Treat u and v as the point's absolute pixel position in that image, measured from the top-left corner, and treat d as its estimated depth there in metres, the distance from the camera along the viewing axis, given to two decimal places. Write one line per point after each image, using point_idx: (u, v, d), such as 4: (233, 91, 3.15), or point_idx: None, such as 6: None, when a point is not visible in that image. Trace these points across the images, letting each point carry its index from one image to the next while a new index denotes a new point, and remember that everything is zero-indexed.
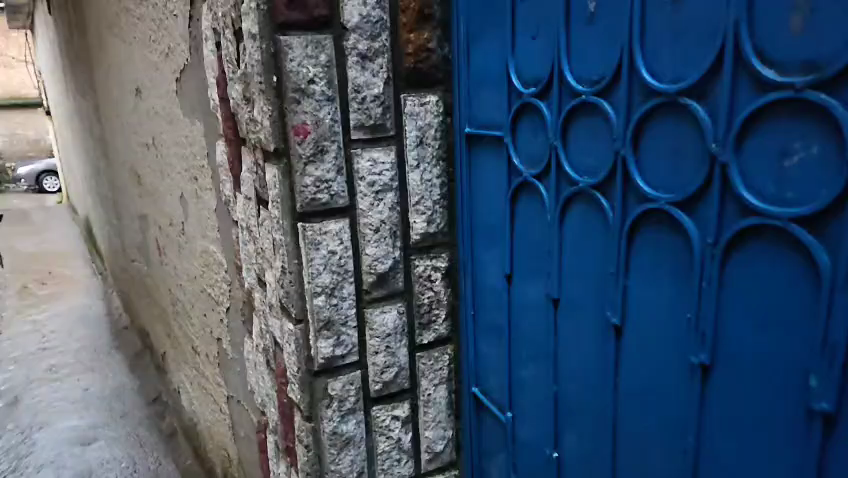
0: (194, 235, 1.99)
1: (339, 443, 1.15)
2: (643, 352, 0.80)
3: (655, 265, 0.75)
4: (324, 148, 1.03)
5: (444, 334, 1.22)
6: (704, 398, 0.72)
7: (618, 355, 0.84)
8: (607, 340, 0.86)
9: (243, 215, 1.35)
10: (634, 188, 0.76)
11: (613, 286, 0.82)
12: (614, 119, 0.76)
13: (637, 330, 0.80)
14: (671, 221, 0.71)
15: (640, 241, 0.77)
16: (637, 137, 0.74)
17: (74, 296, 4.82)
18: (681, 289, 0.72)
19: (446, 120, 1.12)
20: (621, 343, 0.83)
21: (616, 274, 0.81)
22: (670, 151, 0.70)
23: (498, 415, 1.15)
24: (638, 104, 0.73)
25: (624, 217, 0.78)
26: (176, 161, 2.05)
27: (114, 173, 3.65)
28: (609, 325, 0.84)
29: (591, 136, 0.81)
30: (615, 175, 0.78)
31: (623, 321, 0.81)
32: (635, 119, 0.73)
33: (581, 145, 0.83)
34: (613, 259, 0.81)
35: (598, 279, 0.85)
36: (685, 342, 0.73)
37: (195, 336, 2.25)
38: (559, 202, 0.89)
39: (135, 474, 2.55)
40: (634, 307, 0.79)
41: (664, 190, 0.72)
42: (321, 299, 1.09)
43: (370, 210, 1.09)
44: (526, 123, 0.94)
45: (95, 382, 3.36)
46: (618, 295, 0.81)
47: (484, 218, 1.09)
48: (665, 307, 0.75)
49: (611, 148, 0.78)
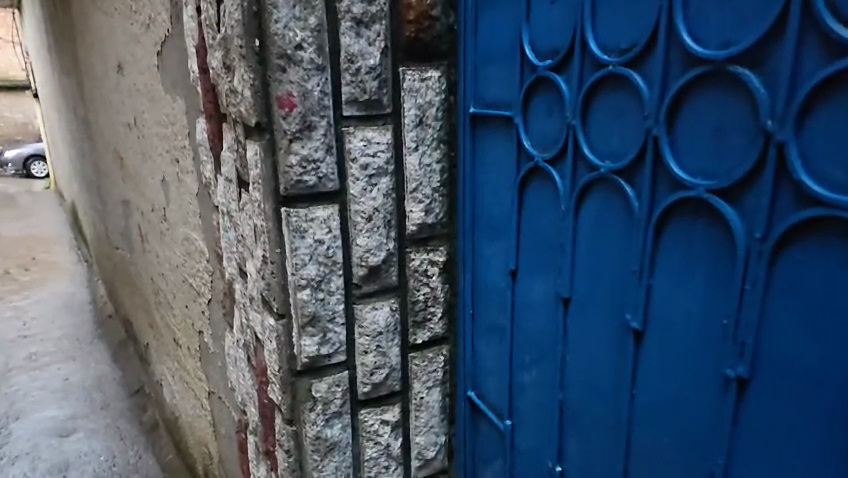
0: (176, 222, 1.88)
1: (322, 450, 1.04)
2: (666, 362, 0.69)
3: (686, 263, 0.65)
4: (313, 125, 0.92)
5: (439, 334, 1.12)
6: (738, 417, 0.62)
7: (636, 364, 0.74)
8: (623, 348, 0.75)
9: (224, 199, 1.23)
10: (666, 173, 0.66)
11: (635, 286, 0.72)
12: (646, 94, 0.66)
13: (661, 336, 0.69)
14: (710, 211, 0.61)
15: (669, 235, 0.66)
16: (673, 115, 0.64)
17: (57, 283, 4.67)
18: (718, 291, 0.62)
19: (449, 98, 1.01)
20: (640, 350, 0.73)
21: (638, 272, 0.71)
22: (713, 130, 0.60)
23: (496, 423, 1.05)
24: (676, 75, 0.63)
25: (652, 206, 0.68)
26: (158, 141, 1.92)
27: (98, 156, 3.50)
28: (627, 329, 0.74)
29: (618, 114, 0.71)
30: (645, 158, 0.68)
31: (644, 326, 0.71)
32: (671, 93, 0.63)
33: (605, 124, 0.73)
34: (636, 254, 0.71)
35: (617, 277, 0.74)
36: (718, 352, 0.63)
37: (177, 327, 2.14)
38: (576, 189, 0.79)
39: (114, 467, 2.43)
40: (658, 310, 0.69)
41: (704, 176, 0.62)
42: (307, 293, 0.98)
43: (362, 196, 0.99)
44: (540, 100, 0.83)
45: (77, 372, 3.22)
46: (640, 296, 0.71)
47: (488, 208, 0.99)
48: (695, 312, 0.65)
49: (642, 127, 0.68)
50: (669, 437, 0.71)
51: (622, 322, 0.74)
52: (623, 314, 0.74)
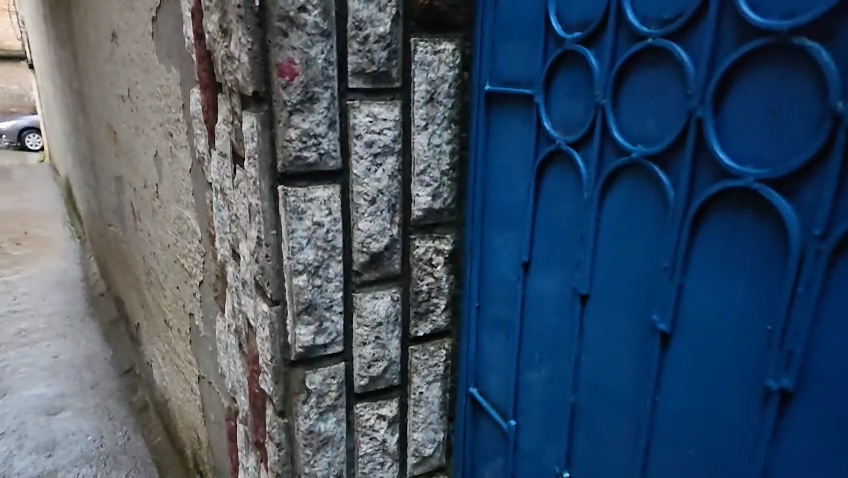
0: (168, 200, 1.80)
1: (315, 444, 0.99)
2: (695, 370, 0.63)
3: (726, 263, 0.58)
4: (315, 96, 0.85)
5: (442, 327, 1.06)
6: (778, 437, 0.55)
7: (662, 371, 0.67)
8: (647, 351, 0.69)
9: (218, 175, 1.16)
10: (708, 160, 0.58)
11: (665, 284, 0.65)
12: (690, 70, 0.59)
13: (691, 342, 0.63)
14: (761, 204, 0.54)
15: (708, 229, 0.59)
16: (721, 94, 0.56)
17: (49, 258, 4.58)
18: (762, 293, 0.55)
19: (463, 75, 0.94)
20: (666, 355, 0.66)
21: (669, 270, 0.64)
22: (769, 112, 0.52)
23: (499, 423, 1.00)
24: (727, 49, 0.55)
25: (690, 197, 0.61)
26: (151, 115, 1.84)
27: (92, 131, 3.40)
28: (653, 331, 0.67)
29: (655, 92, 0.63)
30: (684, 143, 0.60)
31: (672, 329, 0.64)
32: (721, 69, 0.56)
33: (639, 104, 0.66)
34: (668, 249, 0.64)
35: (645, 275, 0.67)
36: (759, 362, 0.56)
37: (168, 308, 2.07)
38: (602, 176, 0.72)
39: (100, 448, 2.37)
40: (690, 314, 0.62)
41: (754, 164, 0.54)
42: (303, 279, 0.92)
43: (365, 176, 0.92)
44: (566, 77, 0.76)
45: (67, 349, 3.16)
46: (671, 296, 0.64)
47: (500, 196, 0.93)
48: (734, 316, 0.58)
49: (683, 108, 0.60)
50: (693, 450, 0.65)
51: (648, 323, 0.68)
52: (648, 317, 0.68)
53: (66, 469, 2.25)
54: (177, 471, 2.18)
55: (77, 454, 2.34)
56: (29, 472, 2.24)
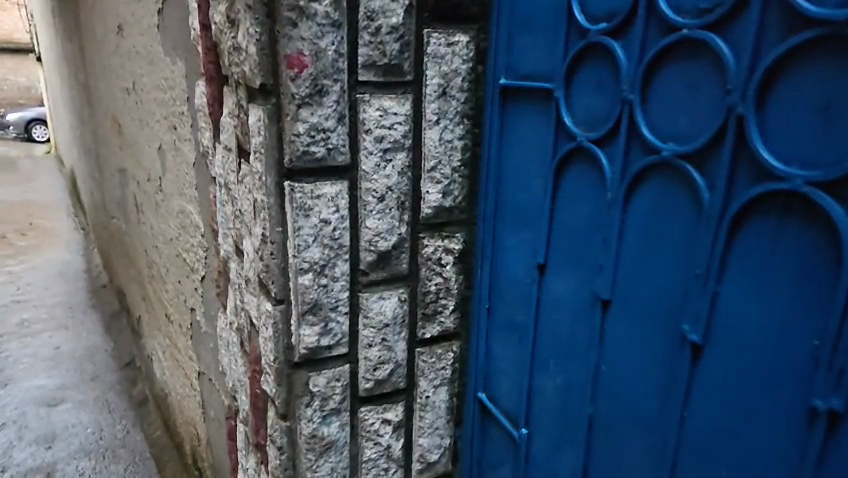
0: (171, 193, 1.78)
1: (318, 448, 0.96)
2: (730, 384, 0.60)
3: (768, 273, 0.55)
4: (324, 89, 0.82)
5: (450, 329, 1.03)
6: (824, 460, 0.52)
7: (692, 386, 0.64)
8: (675, 363, 0.65)
9: (222, 170, 1.13)
10: (748, 161, 0.55)
11: (698, 292, 0.61)
12: (730, 63, 0.55)
13: (726, 355, 0.59)
14: (808, 210, 0.51)
15: (748, 235, 0.56)
16: (765, 90, 0.53)
17: (52, 249, 4.58)
18: (809, 307, 0.52)
19: (477, 68, 0.91)
20: (697, 369, 0.63)
21: (703, 277, 0.60)
22: (820, 110, 0.49)
23: (509, 430, 0.97)
24: (773, 42, 0.52)
25: (727, 201, 0.57)
26: (156, 107, 1.82)
27: (98, 123, 3.39)
28: (683, 342, 0.64)
29: (689, 87, 0.60)
30: (721, 142, 0.57)
31: (705, 341, 0.61)
32: (765, 63, 0.52)
33: (670, 100, 0.62)
34: (701, 255, 0.60)
35: (674, 282, 0.64)
36: (803, 379, 0.53)
37: (170, 302, 2.05)
38: (627, 175, 0.69)
39: (100, 441, 2.35)
40: (725, 327, 0.59)
41: (801, 166, 0.51)
42: (308, 278, 0.89)
43: (374, 173, 0.89)
44: (589, 71, 0.73)
45: (68, 341, 3.14)
46: (705, 306, 0.61)
47: (515, 196, 0.90)
48: (776, 329, 0.54)
49: (721, 104, 0.57)
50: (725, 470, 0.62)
51: (677, 334, 0.65)
52: (677, 328, 0.65)
53: (65, 461, 2.23)
54: (175, 466, 2.15)
55: (76, 447, 2.32)
56: (27, 464, 2.22)
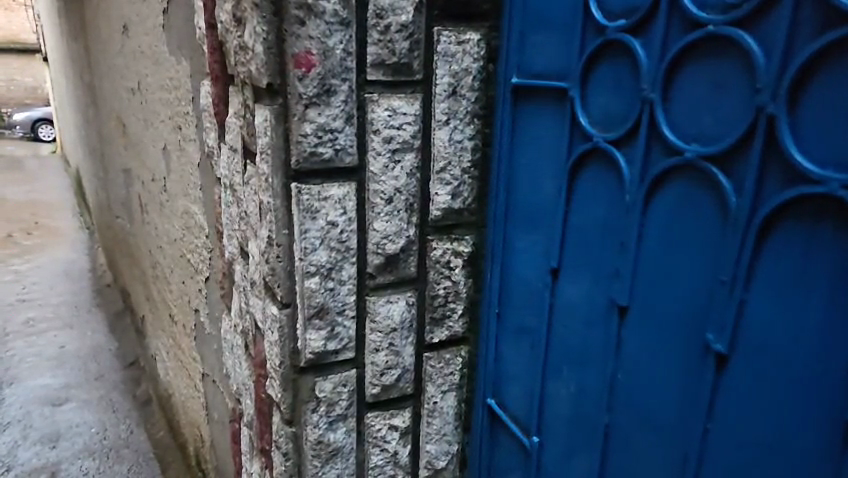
0: (175, 194, 1.77)
1: (324, 455, 0.94)
2: (757, 394, 0.59)
3: (798, 280, 0.54)
4: (332, 89, 0.81)
5: (459, 333, 1.01)
6: None
7: (716, 395, 0.63)
8: (698, 372, 0.65)
9: (227, 170, 1.12)
10: (778, 163, 0.55)
11: (723, 299, 0.61)
12: (760, 61, 0.55)
13: (754, 363, 0.59)
14: (842, 215, 0.50)
15: (777, 241, 0.56)
16: (797, 91, 0.53)
17: (57, 249, 4.58)
18: (840, 316, 0.52)
19: (487, 67, 0.90)
20: (722, 378, 0.62)
21: (728, 284, 0.60)
22: None
23: (520, 438, 0.95)
24: (805, 41, 0.52)
25: (756, 203, 0.57)
26: (160, 107, 1.81)
27: (102, 123, 3.38)
28: (707, 350, 0.64)
29: (715, 86, 0.60)
30: (750, 143, 0.57)
31: (731, 350, 0.61)
32: (797, 63, 0.52)
33: (695, 99, 0.62)
34: (727, 260, 0.60)
35: (697, 289, 0.64)
36: (836, 388, 0.52)
37: (174, 303, 2.03)
38: (648, 178, 0.68)
39: (103, 441, 2.34)
40: (752, 335, 0.59)
41: (834, 168, 0.51)
42: (315, 282, 0.87)
43: (383, 174, 0.87)
44: (608, 69, 0.73)
45: (72, 340, 3.14)
46: (731, 314, 0.60)
47: (528, 199, 0.89)
48: (808, 338, 0.54)
49: (750, 104, 0.57)
50: None
51: (701, 341, 0.64)
52: (701, 335, 0.64)
53: (68, 461, 2.23)
54: (179, 467, 2.14)
55: (79, 447, 2.31)
56: (31, 464, 2.22)
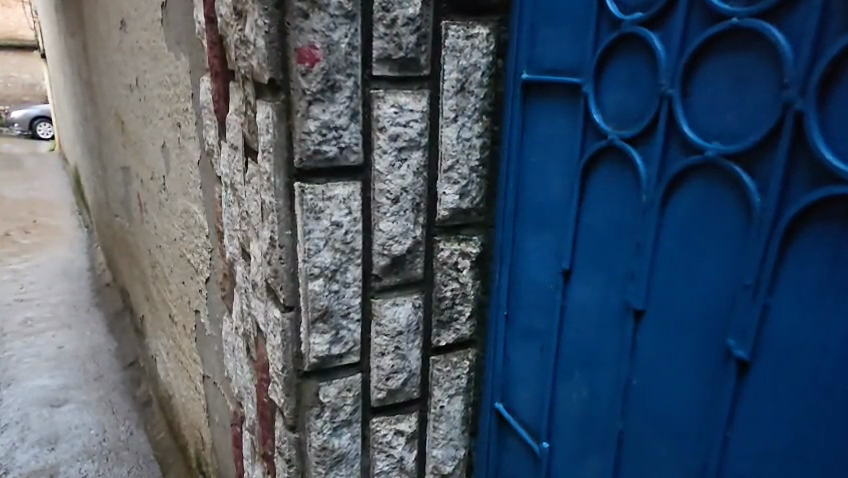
0: (175, 193, 1.74)
1: (328, 461, 0.92)
2: (781, 403, 0.57)
3: (827, 284, 0.52)
4: (337, 84, 0.79)
5: (466, 336, 0.98)
6: None
7: (737, 404, 0.61)
8: (718, 379, 0.62)
9: (227, 169, 1.09)
10: (806, 162, 0.53)
11: (745, 304, 0.58)
12: (787, 55, 0.52)
13: (778, 371, 0.57)
14: None
15: (804, 244, 0.53)
16: (827, 86, 0.50)
17: (56, 248, 4.55)
18: None
19: (496, 62, 0.88)
20: (744, 386, 0.60)
21: (752, 289, 0.58)
22: None
23: (529, 443, 0.93)
24: (837, 33, 0.49)
25: (782, 205, 0.55)
26: (159, 104, 1.78)
27: (101, 121, 3.35)
28: (727, 358, 0.61)
29: (737, 81, 0.57)
30: (776, 141, 0.55)
31: (753, 357, 0.58)
32: (828, 56, 0.50)
33: (716, 95, 0.60)
34: (750, 263, 0.58)
35: (718, 293, 0.61)
36: None
37: (174, 303, 2.01)
38: (665, 177, 0.66)
39: (103, 442, 2.32)
40: (777, 341, 0.56)
41: None
42: (319, 284, 0.85)
43: (389, 173, 0.85)
44: (623, 65, 0.70)
45: (71, 340, 3.11)
46: (755, 319, 0.58)
47: (538, 199, 0.86)
48: (837, 345, 0.52)
49: (776, 100, 0.54)
50: None
51: (721, 347, 0.62)
52: (721, 341, 0.62)
53: (68, 463, 2.20)
54: (179, 469, 2.12)
55: (79, 448, 2.28)
56: (30, 466, 2.19)
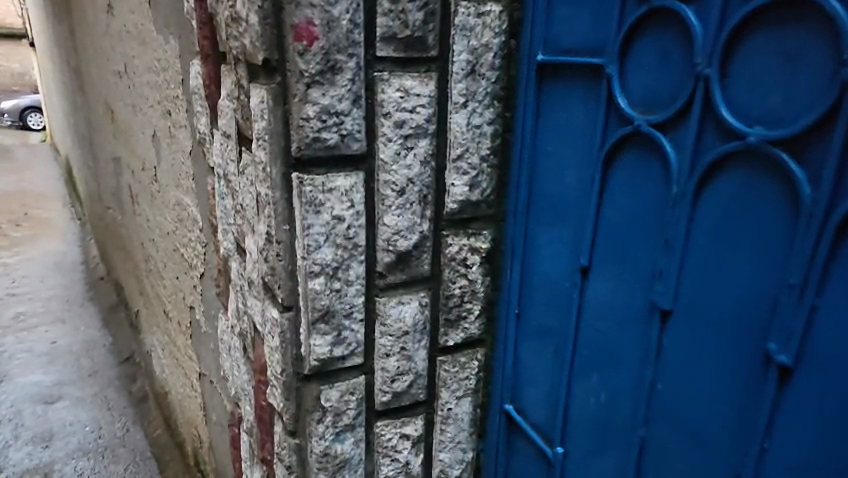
0: (166, 184, 1.67)
1: (331, 468, 0.87)
2: (827, 414, 0.51)
3: None
4: (338, 65, 0.73)
5: (475, 335, 0.93)
6: None
7: (776, 414, 0.55)
8: (755, 387, 0.57)
9: (220, 159, 1.03)
10: None
11: (789, 305, 0.53)
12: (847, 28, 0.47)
13: (825, 379, 0.51)
14: None
15: None
16: None
17: (48, 240, 4.47)
18: None
19: (509, 43, 0.82)
20: (785, 394, 0.54)
21: (798, 288, 0.52)
22: None
23: (542, 448, 0.88)
24: None
25: (835, 195, 0.49)
26: (149, 92, 1.70)
27: (90, 110, 3.25)
28: (767, 363, 0.56)
29: (785, 58, 0.52)
30: (830, 125, 0.49)
31: (797, 363, 0.53)
32: None
33: (760, 74, 0.54)
34: (796, 261, 0.52)
35: (758, 292, 0.56)
36: None
37: (168, 298, 1.95)
38: (699, 166, 0.60)
39: (98, 439, 2.27)
40: (825, 347, 0.51)
41: None
42: (319, 282, 0.79)
43: (394, 163, 0.79)
44: (651, 43, 0.65)
45: (65, 335, 3.05)
46: (800, 322, 0.52)
47: (554, 190, 0.81)
48: None
49: (832, 79, 0.49)
50: None
51: (759, 352, 0.56)
52: (760, 346, 0.56)
53: (62, 461, 2.16)
54: (177, 466, 2.07)
55: (74, 446, 2.24)
56: (24, 465, 2.14)
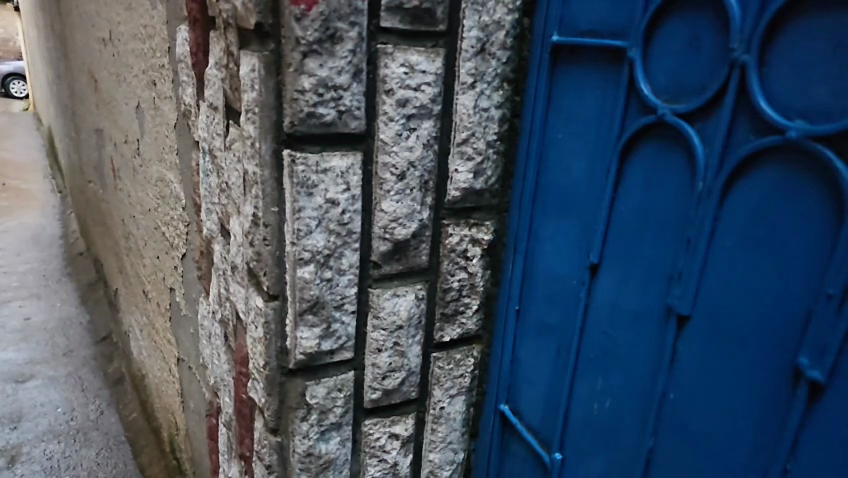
0: (149, 159, 1.58)
1: (314, 469, 0.82)
2: None
3: None
4: (338, 34, 0.66)
5: (472, 331, 0.89)
6: None
7: (803, 433, 0.51)
8: (781, 402, 0.53)
9: (205, 132, 0.96)
10: None
11: (826, 317, 0.49)
12: None
13: None
14: None
15: None
16: None
17: (26, 212, 4.32)
18: None
19: (522, 21, 0.76)
20: (814, 413, 0.50)
21: (836, 299, 0.48)
22: None
23: (538, 452, 0.84)
24: None
25: None
26: (133, 60, 1.61)
27: (74, 79, 3.12)
28: (795, 378, 0.52)
29: (837, 44, 0.47)
30: None
31: (830, 380, 0.49)
32: None
33: (807, 61, 0.49)
34: (836, 270, 0.48)
35: (791, 302, 0.51)
36: None
37: (148, 279, 1.87)
38: (728, 162, 0.55)
39: (71, 422, 2.20)
40: None
41: None
42: (310, 271, 0.73)
43: (395, 144, 0.73)
44: (681, 23, 0.59)
45: (39, 312, 2.95)
46: (836, 335, 0.48)
47: (564, 181, 0.75)
48: None
49: None
50: None
51: (787, 367, 0.52)
52: (789, 360, 0.52)
53: (31, 444, 2.08)
54: (152, 452, 2.02)
55: (44, 428, 2.16)
56: None
